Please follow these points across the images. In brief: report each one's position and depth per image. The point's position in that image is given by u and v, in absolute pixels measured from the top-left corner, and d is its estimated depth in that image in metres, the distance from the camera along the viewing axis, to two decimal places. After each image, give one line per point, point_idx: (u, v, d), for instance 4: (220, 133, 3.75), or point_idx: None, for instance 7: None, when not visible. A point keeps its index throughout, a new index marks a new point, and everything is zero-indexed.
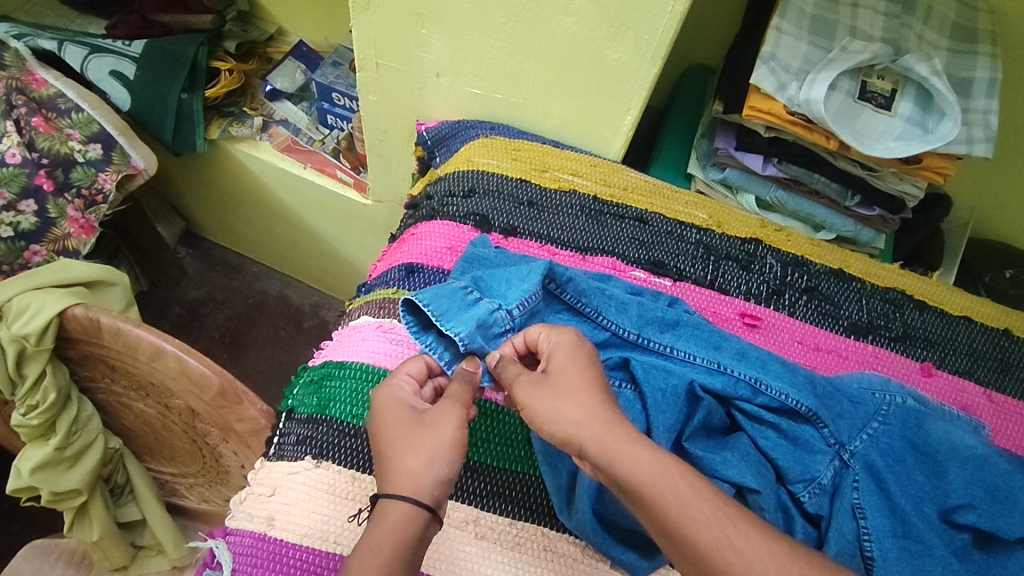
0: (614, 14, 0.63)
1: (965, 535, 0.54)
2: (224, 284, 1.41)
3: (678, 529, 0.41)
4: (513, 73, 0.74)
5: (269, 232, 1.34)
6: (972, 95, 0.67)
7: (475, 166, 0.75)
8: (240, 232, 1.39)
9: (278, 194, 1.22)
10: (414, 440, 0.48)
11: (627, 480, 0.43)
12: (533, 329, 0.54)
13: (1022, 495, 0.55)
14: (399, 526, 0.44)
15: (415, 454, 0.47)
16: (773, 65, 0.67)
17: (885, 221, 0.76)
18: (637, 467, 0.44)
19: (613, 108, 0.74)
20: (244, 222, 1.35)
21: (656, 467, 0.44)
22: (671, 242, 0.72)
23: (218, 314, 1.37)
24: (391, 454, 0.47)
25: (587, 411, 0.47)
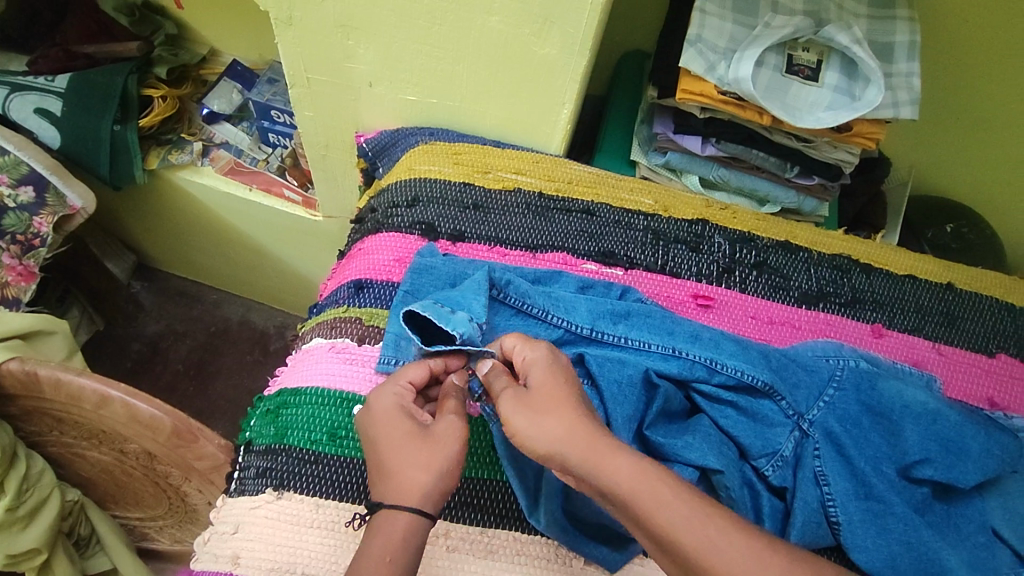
0: (536, 10, 0.63)
1: (925, 489, 0.56)
2: (183, 315, 1.37)
3: (666, 537, 0.41)
4: (445, 75, 0.73)
5: (224, 257, 1.31)
6: (894, 59, 0.69)
7: (416, 175, 0.73)
8: (194, 260, 1.35)
9: (228, 219, 1.19)
10: (413, 453, 0.47)
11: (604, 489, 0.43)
12: (508, 338, 0.53)
13: (973, 443, 0.57)
14: (410, 535, 0.44)
15: (421, 469, 0.46)
16: (700, 48, 0.67)
17: (825, 189, 0.77)
18: (618, 478, 0.43)
19: (547, 103, 0.73)
20: (197, 249, 1.32)
21: (636, 476, 0.43)
22: (619, 231, 0.72)
23: (179, 346, 1.33)
24: (394, 465, 0.46)
25: (561, 422, 0.46)
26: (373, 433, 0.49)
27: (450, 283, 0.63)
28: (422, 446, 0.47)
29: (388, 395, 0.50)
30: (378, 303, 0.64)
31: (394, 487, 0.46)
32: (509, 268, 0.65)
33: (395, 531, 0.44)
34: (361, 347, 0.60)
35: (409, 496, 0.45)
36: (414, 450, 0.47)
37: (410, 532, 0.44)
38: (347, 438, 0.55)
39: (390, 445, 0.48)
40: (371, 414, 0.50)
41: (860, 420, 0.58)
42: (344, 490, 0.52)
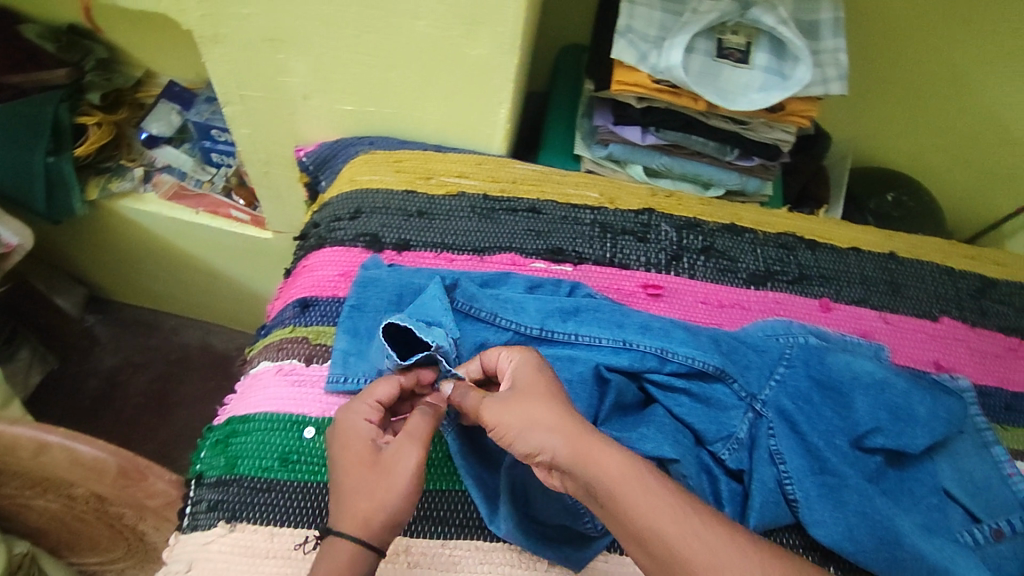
0: (463, 12, 0.61)
1: (877, 458, 0.57)
2: (139, 346, 1.33)
3: (643, 532, 0.41)
4: (380, 84, 0.71)
5: (178, 283, 1.27)
6: (821, 36, 0.69)
7: (357, 186, 0.72)
8: (148, 288, 1.32)
9: (178, 244, 1.16)
10: (363, 478, 0.46)
11: (593, 483, 0.43)
12: (491, 351, 0.53)
13: (921, 408, 0.58)
14: (353, 563, 0.43)
15: (368, 496, 0.45)
16: (632, 37, 0.67)
17: (766, 169, 0.77)
18: (604, 471, 0.43)
19: (485, 103, 0.71)
20: (149, 277, 1.28)
21: (622, 468, 0.43)
22: (567, 227, 0.72)
23: (138, 379, 1.29)
24: (344, 492, 0.46)
25: (544, 417, 0.46)
26: (333, 456, 0.48)
27: (397, 297, 0.62)
28: (371, 473, 0.46)
29: (355, 415, 0.50)
30: (324, 320, 0.62)
31: (342, 513, 0.45)
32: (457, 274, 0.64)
33: (337, 559, 0.43)
34: (309, 368, 0.59)
35: (352, 524, 0.44)
36: (365, 474, 0.46)
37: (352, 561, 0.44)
38: (300, 462, 0.53)
39: (346, 469, 0.47)
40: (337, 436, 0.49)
41: (813, 395, 0.58)
42: (299, 516, 0.51)
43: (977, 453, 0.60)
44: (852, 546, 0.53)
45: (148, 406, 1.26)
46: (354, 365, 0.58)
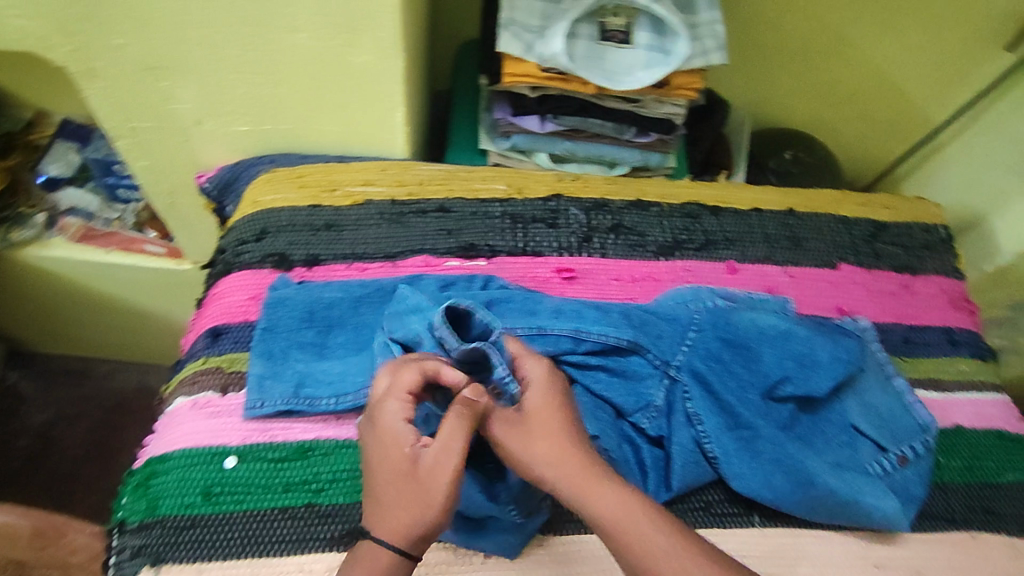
0: (340, 20, 0.59)
1: (788, 406, 0.60)
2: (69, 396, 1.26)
3: (639, 564, 0.44)
4: (271, 101, 0.69)
5: (104, 326, 1.22)
6: (698, 9, 0.70)
7: (261, 207, 0.70)
8: (73, 335, 1.25)
9: (98, 285, 1.11)
10: (400, 487, 0.44)
11: (595, 517, 0.45)
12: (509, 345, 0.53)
13: (823, 353, 0.61)
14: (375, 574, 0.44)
15: (406, 509, 0.44)
16: (516, 30, 0.67)
17: (666, 143, 0.79)
18: (604, 508, 0.45)
19: (379, 110, 0.69)
20: (72, 323, 1.22)
21: (620, 503, 0.46)
22: (478, 222, 0.72)
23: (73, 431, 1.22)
24: (382, 501, 0.45)
25: (555, 450, 0.47)
26: (369, 459, 0.46)
27: (306, 313, 0.62)
28: (407, 485, 0.44)
29: (385, 421, 0.46)
30: (238, 347, 0.61)
31: (381, 520, 0.44)
32: (368, 284, 0.64)
33: (374, 566, 0.44)
34: (225, 398, 0.58)
35: (391, 534, 0.44)
36: (395, 491, 0.44)
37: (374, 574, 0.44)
38: (224, 494, 0.53)
39: (382, 473, 0.45)
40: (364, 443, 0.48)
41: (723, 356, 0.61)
42: (229, 547, 0.51)
43: (880, 387, 0.64)
44: (770, 493, 0.56)
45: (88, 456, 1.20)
46: (270, 384, 0.57)
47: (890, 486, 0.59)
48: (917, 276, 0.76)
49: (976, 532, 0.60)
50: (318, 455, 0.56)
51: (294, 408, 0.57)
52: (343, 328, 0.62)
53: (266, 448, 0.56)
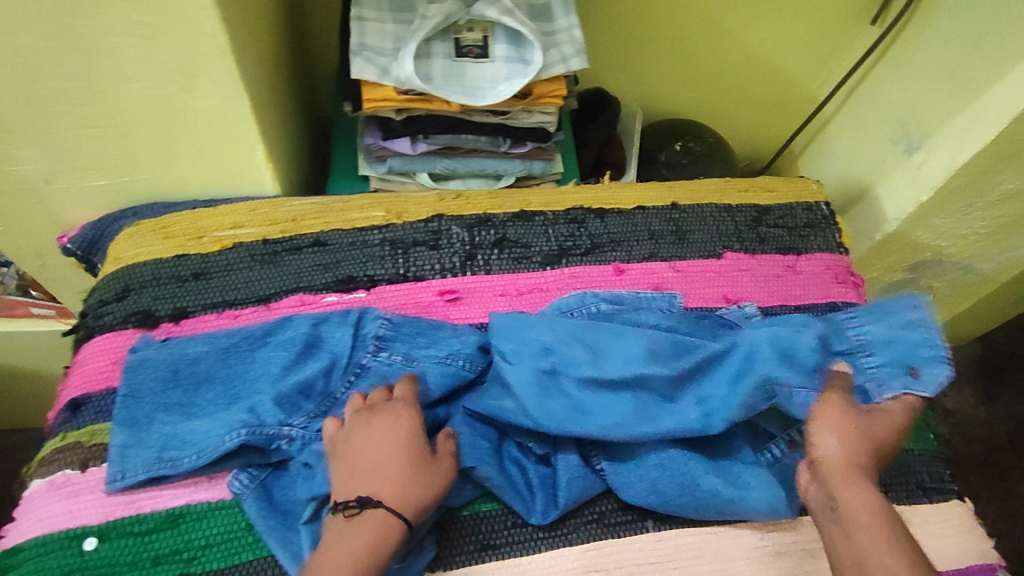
0: (172, 66, 0.55)
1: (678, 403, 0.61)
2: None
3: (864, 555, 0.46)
4: (122, 154, 0.64)
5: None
6: (554, 17, 0.69)
7: (124, 264, 0.66)
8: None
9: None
10: (413, 470, 0.51)
11: (841, 504, 0.48)
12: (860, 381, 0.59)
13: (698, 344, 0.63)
14: (377, 544, 0.47)
15: (417, 488, 0.50)
16: (368, 55, 0.65)
17: (544, 150, 0.78)
18: (857, 501, 0.48)
19: (238, 151, 0.66)
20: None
21: (868, 504, 0.48)
22: (356, 252, 0.70)
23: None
24: (393, 479, 0.50)
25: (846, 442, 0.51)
26: (374, 446, 0.52)
27: (171, 374, 0.58)
28: (422, 468, 0.51)
29: (411, 417, 0.54)
30: (100, 417, 0.58)
31: (389, 493, 0.49)
32: (235, 332, 0.62)
33: (377, 531, 0.47)
34: (85, 474, 0.55)
35: (400, 506, 0.49)
36: (416, 469, 0.51)
37: (382, 542, 0.47)
38: None
39: (393, 453, 0.51)
40: (367, 434, 0.52)
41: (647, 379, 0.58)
42: None
43: None
44: (658, 498, 0.57)
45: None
46: (134, 454, 0.55)
47: (777, 472, 0.60)
48: (801, 256, 0.78)
49: None
50: (190, 522, 0.54)
51: (158, 475, 0.54)
52: (211, 383, 0.59)
53: (130, 521, 0.53)
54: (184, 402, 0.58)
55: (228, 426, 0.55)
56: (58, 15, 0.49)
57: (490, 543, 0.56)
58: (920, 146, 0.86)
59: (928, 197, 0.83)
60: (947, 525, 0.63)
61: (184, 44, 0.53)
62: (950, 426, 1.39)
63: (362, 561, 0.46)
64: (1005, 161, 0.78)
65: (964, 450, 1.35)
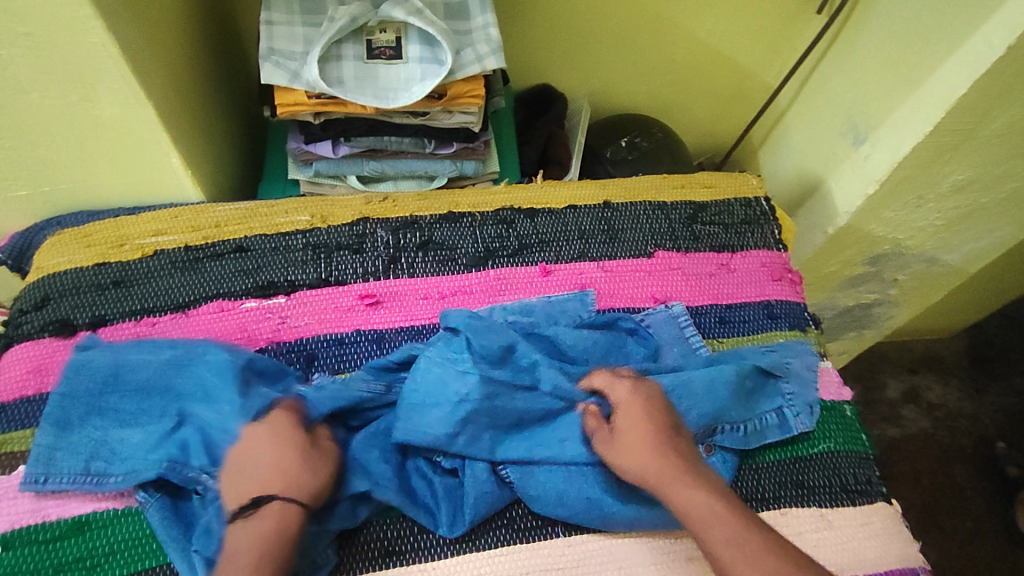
0: (65, 75, 0.57)
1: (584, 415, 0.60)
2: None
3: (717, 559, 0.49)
4: (37, 164, 0.65)
5: None
6: (469, 15, 0.70)
7: (45, 272, 0.67)
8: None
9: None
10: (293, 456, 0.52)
11: (686, 518, 0.52)
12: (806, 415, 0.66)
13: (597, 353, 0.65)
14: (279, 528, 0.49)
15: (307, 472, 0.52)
16: (277, 59, 0.65)
17: (474, 150, 0.78)
18: (693, 503, 0.52)
19: (153, 157, 0.67)
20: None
21: (706, 506, 0.51)
22: (278, 257, 0.70)
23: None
24: (275, 471, 0.51)
25: (645, 461, 0.54)
26: (250, 454, 0.53)
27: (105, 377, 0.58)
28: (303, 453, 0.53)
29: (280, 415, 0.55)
30: (14, 425, 0.59)
31: (279, 483, 0.51)
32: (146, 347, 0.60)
33: (273, 520, 0.49)
34: None
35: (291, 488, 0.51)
36: (298, 457, 0.53)
37: (286, 525, 0.49)
38: None
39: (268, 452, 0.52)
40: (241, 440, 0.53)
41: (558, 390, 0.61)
42: None
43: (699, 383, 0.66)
44: (565, 511, 0.57)
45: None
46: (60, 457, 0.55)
47: None
48: (736, 253, 0.76)
49: (784, 508, 0.61)
50: (94, 529, 0.54)
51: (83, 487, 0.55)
52: (148, 392, 0.58)
53: (36, 529, 0.53)
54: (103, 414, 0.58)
55: (151, 443, 0.56)
56: None
57: (395, 550, 0.56)
58: (866, 139, 0.84)
59: (875, 189, 0.81)
60: (869, 528, 0.62)
61: (72, 53, 0.55)
62: (935, 420, 1.35)
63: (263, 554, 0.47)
64: (949, 150, 0.75)
65: (948, 444, 1.32)
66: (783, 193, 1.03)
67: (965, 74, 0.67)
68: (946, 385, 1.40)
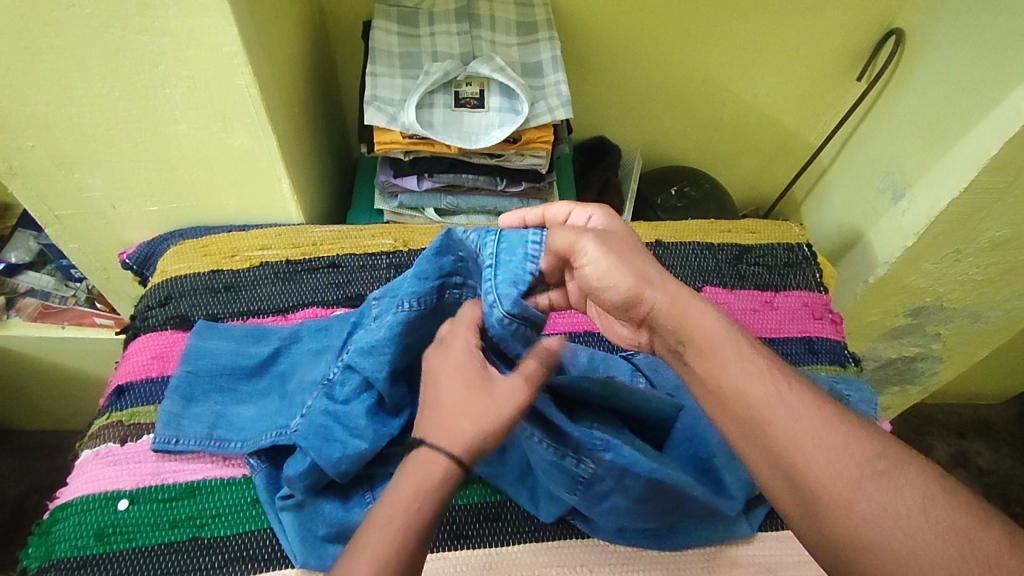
0: (212, 110, 0.69)
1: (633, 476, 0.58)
2: (15, 469, 1.19)
3: None
4: (171, 183, 0.77)
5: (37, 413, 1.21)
6: (543, 74, 0.81)
7: (168, 275, 0.77)
8: (4, 416, 1.20)
9: (42, 362, 1.08)
10: (464, 398, 0.49)
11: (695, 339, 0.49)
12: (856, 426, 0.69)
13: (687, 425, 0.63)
14: (430, 487, 0.46)
15: (467, 419, 0.48)
16: (378, 104, 0.76)
17: (540, 190, 0.87)
18: (705, 327, 0.49)
19: (266, 182, 0.79)
20: (6, 408, 1.18)
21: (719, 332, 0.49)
22: (365, 274, 0.79)
23: (5, 493, 1.15)
24: (450, 414, 0.49)
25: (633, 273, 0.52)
26: (438, 375, 0.51)
27: (229, 368, 0.69)
28: (474, 395, 0.49)
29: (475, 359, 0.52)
30: (140, 401, 0.68)
31: (440, 429, 0.48)
32: (270, 332, 0.72)
33: (429, 470, 0.46)
34: (124, 447, 0.64)
35: (449, 439, 0.47)
36: (469, 413, 0.48)
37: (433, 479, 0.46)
38: (114, 534, 0.59)
39: (447, 384, 0.50)
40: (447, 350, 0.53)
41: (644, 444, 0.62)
42: None
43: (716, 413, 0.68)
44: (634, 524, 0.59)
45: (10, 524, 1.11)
46: (190, 425, 0.64)
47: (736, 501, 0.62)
48: (778, 292, 0.82)
49: None
50: (207, 493, 0.62)
51: (207, 449, 0.64)
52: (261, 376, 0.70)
53: (157, 489, 0.62)
54: (273, 386, 0.69)
55: (263, 413, 0.66)
56: (127, 71, 0.63)
57: (464, 534, 0.61)
58: (904, 195, 0.90)
59: (913, 242, 0.86)
60: None
61: (222, 93, 0.67)
62: (985, 486, 1.32)
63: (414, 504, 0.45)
64: (984, 209, 0.81)
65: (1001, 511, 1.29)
66: (826, 244, 1.09)
67: (996, 138, 0.73)
68: (998, 451, 1.38)
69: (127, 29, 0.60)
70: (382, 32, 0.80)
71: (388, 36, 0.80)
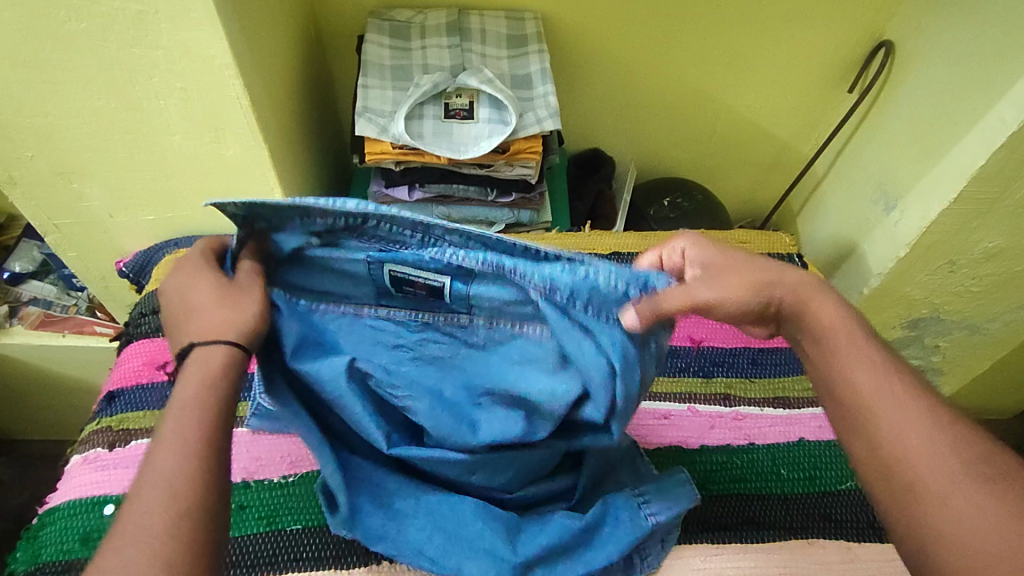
0: (205, 122, 0.70)
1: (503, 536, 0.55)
2: (13, 478, 1.19)
3: None
4: (167, 193, 0.79)
5: (36, 421, 1.22)
6: (532, 85, 0.82)
7: (163, 283, 0.78)
8: (4, 424, 1.21)
9: (43, 371, 1.09)
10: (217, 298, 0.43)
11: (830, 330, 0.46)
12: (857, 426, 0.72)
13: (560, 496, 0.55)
14: (220, 371, 0.42)
15: (227, 310, 0.43)
16: (369, 116, 0.78)
17: (531, 200, 0.88)
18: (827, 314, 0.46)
19: (259, 191, 0.80)
20: (7, 417, 1.19)
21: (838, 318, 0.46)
22: None
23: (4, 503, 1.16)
24: (196, 314, 0.43)
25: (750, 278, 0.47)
26: (179, 288, 0.45)
27: None
28: (226, 290, 0.43)
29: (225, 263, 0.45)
30: (130, 407, 0.69)
31: (200, 328, 0.43)
32: None
33: (203, 363, 0.42)
34: (112, 453, 0.65)
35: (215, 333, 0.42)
36: (227, 307, 0.43)
37: (213, 369, 0.42)
38: (99, 539, 0.59)
39: (195, 290, 0.44)
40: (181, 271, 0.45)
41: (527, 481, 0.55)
42: None
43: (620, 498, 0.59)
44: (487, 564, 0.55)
45: (8, 533, 1.11)
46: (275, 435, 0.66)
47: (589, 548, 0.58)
48: None
49: (812, 537, 0.63)
50: None
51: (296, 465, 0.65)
52: None
53: None
54: None
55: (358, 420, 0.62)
56: (122, 83, 0.65)
57: None
58: (896, 205, 0.89)
59: (905, 252, 0.86)
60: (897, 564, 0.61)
61: (214, 104, 0.68)
62: None
63: (200, 398, 0.41)
64: (976, 218, 0.80)
65: None
66: (822, 254, 1.08)
67: (983, 149, 0.74)
68: None
69: (122, 42, 0.61)
70: (374, 45, 0.82)
71: (381, 49, 0.82)
